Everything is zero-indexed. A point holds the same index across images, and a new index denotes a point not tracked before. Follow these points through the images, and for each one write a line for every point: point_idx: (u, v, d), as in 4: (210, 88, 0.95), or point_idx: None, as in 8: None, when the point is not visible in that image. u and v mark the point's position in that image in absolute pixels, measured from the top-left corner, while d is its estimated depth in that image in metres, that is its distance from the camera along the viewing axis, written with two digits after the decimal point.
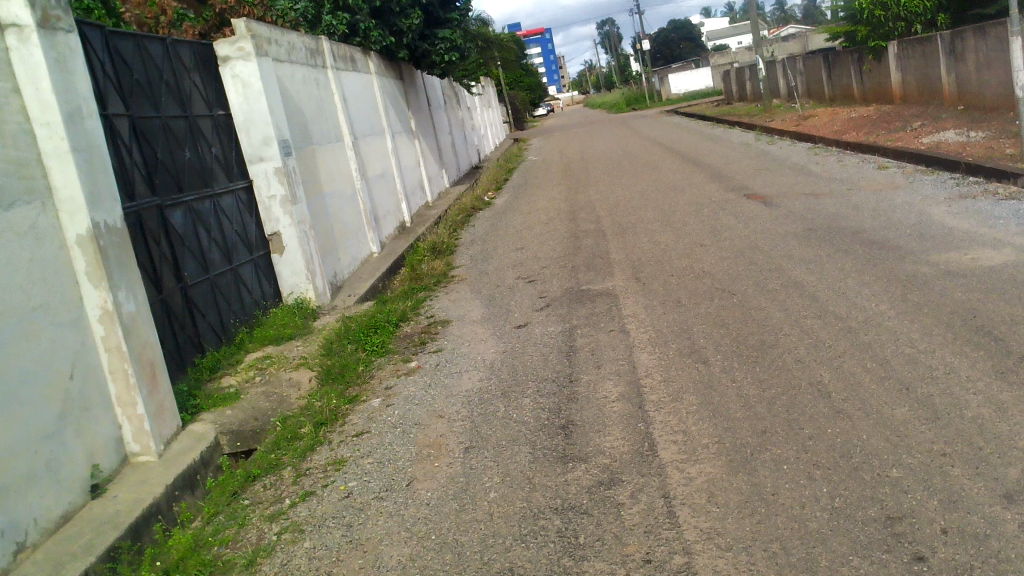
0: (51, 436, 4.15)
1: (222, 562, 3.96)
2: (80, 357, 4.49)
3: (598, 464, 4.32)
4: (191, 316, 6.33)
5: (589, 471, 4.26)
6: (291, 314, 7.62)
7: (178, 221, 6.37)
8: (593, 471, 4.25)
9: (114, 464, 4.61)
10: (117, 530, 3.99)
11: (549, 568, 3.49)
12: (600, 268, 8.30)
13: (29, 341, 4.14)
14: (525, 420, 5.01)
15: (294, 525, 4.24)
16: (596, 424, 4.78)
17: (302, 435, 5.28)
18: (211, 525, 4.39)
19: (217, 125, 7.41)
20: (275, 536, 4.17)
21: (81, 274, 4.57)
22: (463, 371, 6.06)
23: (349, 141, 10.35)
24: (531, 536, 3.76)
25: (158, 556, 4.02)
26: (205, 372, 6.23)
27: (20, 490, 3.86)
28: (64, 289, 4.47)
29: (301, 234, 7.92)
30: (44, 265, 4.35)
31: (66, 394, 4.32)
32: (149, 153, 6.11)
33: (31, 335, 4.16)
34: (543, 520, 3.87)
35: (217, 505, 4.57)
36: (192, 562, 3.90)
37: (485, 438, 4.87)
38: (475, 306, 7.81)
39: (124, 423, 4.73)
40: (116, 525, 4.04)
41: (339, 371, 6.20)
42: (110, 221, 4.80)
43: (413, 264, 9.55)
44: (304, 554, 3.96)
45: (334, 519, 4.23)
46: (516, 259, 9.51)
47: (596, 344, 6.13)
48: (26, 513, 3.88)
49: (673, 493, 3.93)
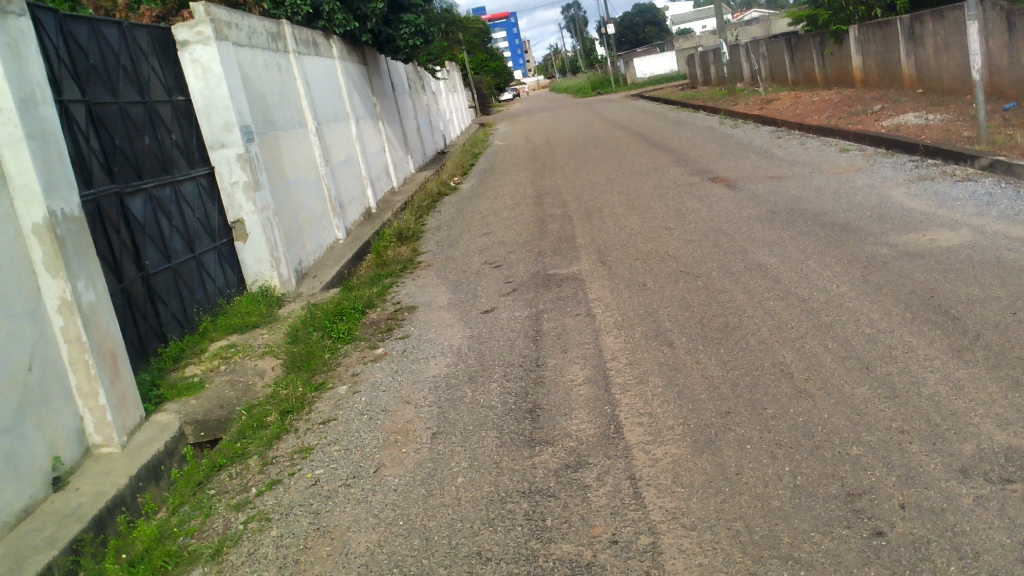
0: (10, 429, 4.08)
1: (188, 553, 3.93)
2: (39, 348, 4.42)
3: (564, 447, 4.35)
4: (153, 305, 6.24)
5: (555, 454, 4.29)
6: (256, 302, 7.55)
7: (138, 209, 6.27)
8: (560, 454, 4.28)
9: (75, 456, 4.55)
10: (80, 522, 3.95)
11: (517, 551, 3.51)
12: (567, 253, 8.32)
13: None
14: (493, 405, 5.03)
15: (261, 513, 4.22)
16: (563, 407, 4.82)
17: (267, 423, 5.25)
18: (176, 516, 4.35)
19: (177, 111, 7.29)
20: (242, 525, 4.15)
21: (38, 264, 4.49)
22: (430, 357, 6.05)
23: (312, 127, 10.25)
24: (499, 520, 3.78)
25: (123, 548, 3.98)
26: (169, 361, 6.16)
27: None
28: (20, 278, 4.38)
29: (264, 221, 7.83)
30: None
31: (24, 387, 4.25)
32: (107, 140, 6.00)
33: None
34: (511, 504, 3.90)
35: (182, 495, 4.53)
36: (158, 553, 3.87)
37: (452, 423, 4.87)
38: (442, 291, 7.79)
39: (85, 414, 4.67)
40: (79, 517, 3.99)
41: (305, 359, 6.16)
42: (68, 209, 4.71)
43: (379, 250, 9.50)
44: (271, 543, 3.94)
45: (301, 507, 4.22)
46: (483, 244, 9.51)
47: (563, 328, 6.16)
48: None
49: (639, 475, 3.97)
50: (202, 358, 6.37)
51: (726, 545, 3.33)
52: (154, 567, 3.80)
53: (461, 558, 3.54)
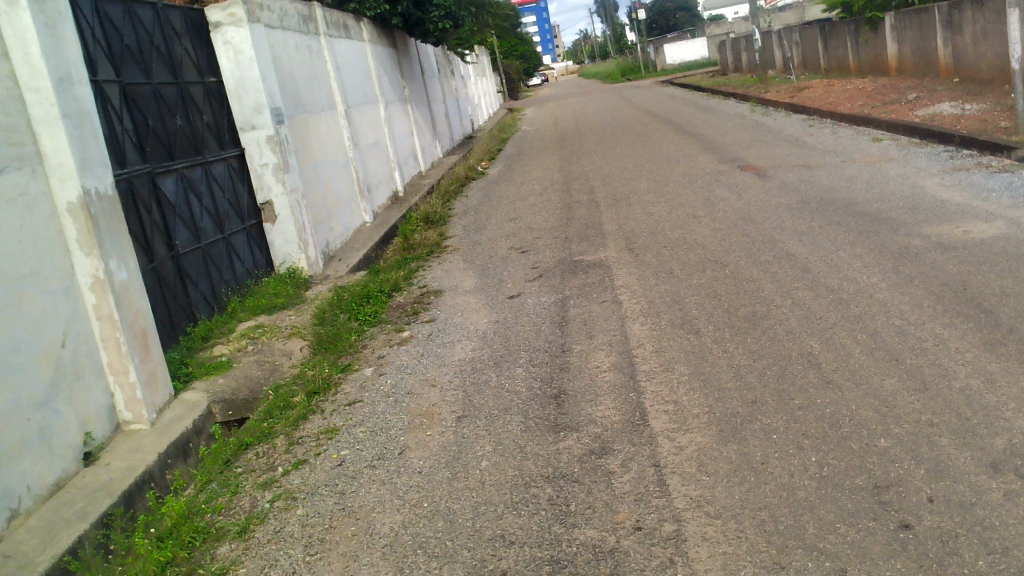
0: (43, 404, 4.14)
1: (215, 530, 3.99)
2: (72, 325, 4.48)
3: (589, 433, 4.35)
4: (183, 284, 6.31)
5: (580, 440, 4.29)
6: (283, 283, 7.61)
7: (169, 189, 6.33)
8: (584, 440, 4.28)
9: (106, 432, 4.62)
10: (110, 497, 4.01)
11: (540, 536, 3.53)
12: (594, 239, 8.30)
13: (20, 309, 4.12)
14: (518, 390, 5.04)
15: (287, 492, 4.26)
16: (588, 393, 4.81)
17: (294, 404, 5.29)
18: (204, 493, 4.41)
19: (208, 93, 7.34)
20: (268, 503, 4.20)
21: (72, 243, 4.55)
22: (455, 341, 6.07)
23: (342, 110, 10.28)
24: (522, 504, 3.80)
25: (152, 523, 4.05)
26: (198, 340, 6.23)
27: (13, 458, 3.87)
28: (55, 256, 4.44)
29: (293, 203, 7.88)
30: (34, 233, 4.32)
31: (57, 362, 4.31)
32: (139, 120, 6.06)
33: (22, 303, 4.14)
34: (535, 488, 3.91)
35: (210, 473, 4.60)
36: (186, 529, 3.93)
37: (477, 407, 4.89)
38: (468, 276, 7.81)
39: (116, 391, 4.73)
40: (109, 492, 4.06)
41: (332, 340, 6.21)
42: (101, 188, 4.77)
43: (406, 234, 9.53)
44: (296, 521, 3.99)
45: (327, 487, 4.26)
46: (510, 229, 9.51)
47: (589, 315, 6.14)
48: (19, 481, 3.89)
49: (664, 462, 3.96)
50: (230, 337, 6.44)
51: (751, 535, 3.32)
52: (182, 543, 3.86)
53: (485, 541, 3.56)
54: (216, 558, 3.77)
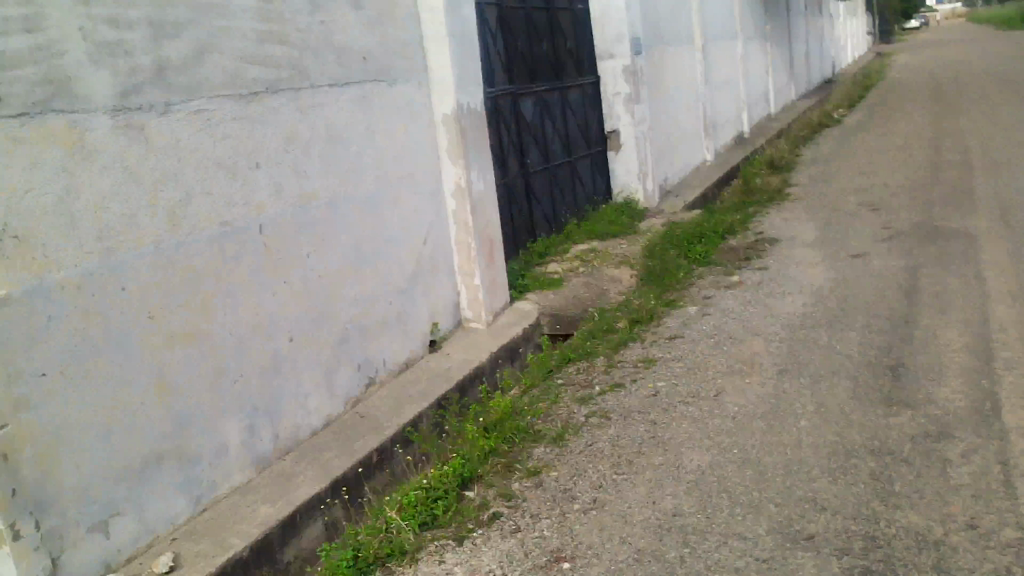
0: (404, 292, 4.67)
1: (534, 431, 4.29)
2: (435, 227, 4.97)
3: (927, 413, 3.99)
4: (529, 201, 6.71)
5: (915, 419, 3.95)
6: (619, 211, 7.79)
7: (528, 110, 6.71)
8: (920, 420, 3.94)
9: (452, 324, 5.14)
10: (447, 383, 4.46)
11: (857, 508, 3.34)
12: (962, 205, 7.43)
13: (398, 206, 4.62)
14: (850, 353, 4.74)
15: (602, 411, 4.45)
16: (932, 371, 4.39)
17: (618, 329, 5.46)
18: (528, 394, 4.75)
19: (575, 19, 7.58)
20: (584, 417, 4.42)
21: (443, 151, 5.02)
22: (787, 294, 5.84)
23: (699, 44, 10.09)
24: (841, 472, 3.61)
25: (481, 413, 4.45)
26: (536, 256, 6.63)
27: (377, 334, 4.43)
28: (429, 162, 4.93)
29: (639, 134, 7.97)
30: (416, 137, 4.80)
31: (419, 257, 4.82)
32: (511, 43, 6.44)
33: (402, 200, 4.65)
34: (856, 458, 3.69)
35: (535, 379, 4.93)
36: (509, 424, 4.27)
37: (801, 363, 4.71)
38: (809, 227, 7.41)
39: (462, 290, 5.21)
40: (448, 378, 4.53)
41: (661, 274, 6.27)
42: (472, 104, 5.18)
43: (747, 177, 9.24)
44: (606, 440, 4.16)
45: (639, 414, 4.38)
46: (863, 182, 8.82)
47: (944, 287, 5.56)
48: (379, 354, 4.45)
49: (1014, 462, 3.52)
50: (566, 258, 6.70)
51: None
52: (504, 436, 4.21)
53: (797, 501, 3.45)
54: (532, 457, 4.07)
